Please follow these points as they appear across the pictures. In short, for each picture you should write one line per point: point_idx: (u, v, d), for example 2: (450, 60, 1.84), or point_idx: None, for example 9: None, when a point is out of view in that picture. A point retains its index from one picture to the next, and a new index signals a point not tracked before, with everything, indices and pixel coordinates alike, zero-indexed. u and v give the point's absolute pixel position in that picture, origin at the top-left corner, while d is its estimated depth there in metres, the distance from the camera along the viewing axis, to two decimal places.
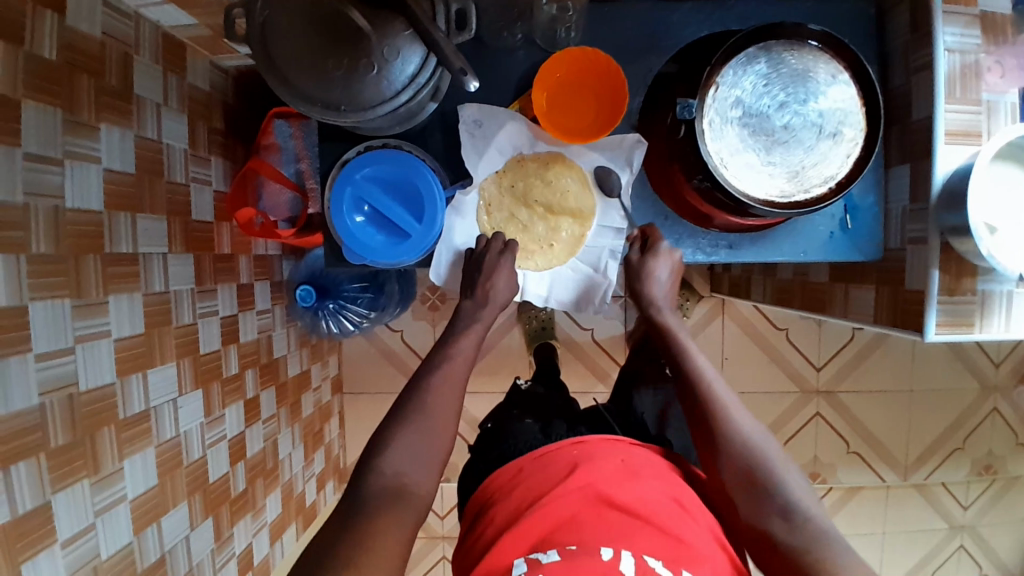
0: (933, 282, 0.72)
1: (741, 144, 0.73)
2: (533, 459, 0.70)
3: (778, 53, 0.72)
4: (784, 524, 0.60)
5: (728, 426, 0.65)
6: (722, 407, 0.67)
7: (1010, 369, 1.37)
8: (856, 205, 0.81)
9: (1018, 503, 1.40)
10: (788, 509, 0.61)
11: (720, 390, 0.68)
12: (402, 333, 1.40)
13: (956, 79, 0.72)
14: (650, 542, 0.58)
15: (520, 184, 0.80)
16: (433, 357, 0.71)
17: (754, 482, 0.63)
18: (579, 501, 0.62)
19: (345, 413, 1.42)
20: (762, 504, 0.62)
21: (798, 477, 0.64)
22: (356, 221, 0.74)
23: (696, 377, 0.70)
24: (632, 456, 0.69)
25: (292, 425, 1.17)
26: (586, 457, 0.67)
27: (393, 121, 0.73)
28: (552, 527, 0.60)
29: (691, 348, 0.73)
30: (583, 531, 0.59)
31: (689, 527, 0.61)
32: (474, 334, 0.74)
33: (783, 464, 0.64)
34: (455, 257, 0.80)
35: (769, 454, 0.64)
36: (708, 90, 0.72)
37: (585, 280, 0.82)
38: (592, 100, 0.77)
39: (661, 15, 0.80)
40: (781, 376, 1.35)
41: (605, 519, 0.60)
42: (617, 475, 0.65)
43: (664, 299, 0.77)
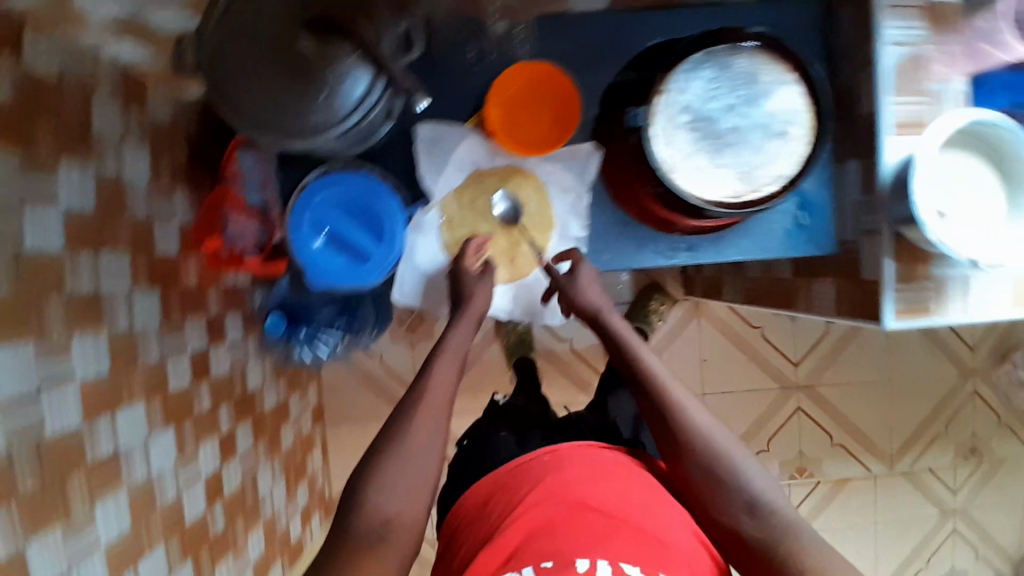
0: (888, 272, 0.73)
1: (692, 148, 0.74)
2: (509, 469, 0.71)
3: (724, 58, 0.74)
4: (750, 518, 0.61)
5: (683, 424, 0.65)
6: (677, 408, 0.66)
7: (988, 351, 1.38)
8: (809, 201, 0.83)
9: (1007, 483, 1.41)
10: (752, 502, 0.62)
11: (675, 393, 0.67)
12: (381, 355, 1.40)
13: (901, 72, 0.75)
14: (625, 547, 0.59)
15: (480, 202, 0.81)
16: (399, 410, 0.66)
17: (714, 480, 0.63)
18: (554, 507, 0.63)
19: (329, 441, 1.41)
20: (726, 503, 0.62)
21: (755, 463, 0.64)
22: (315, 246, 0.73)
23: (656, 381, 0.68)
24: (600, 461, 0.69)
25: (271, 459, 1.15)
26: (556, 464, 0.69)
27: (356, 142, 0.71)
28: (525, 535, 0.61)
29: (647, 355, 0.70)
30: (558, 541, 0.59)
31: (668, 522, 0.63)
32: (456, 341, 0.72)
33: (741, 457, 0.64)
34: (418, 276, 0.81)
35: (728, 447, 0.64)
36: (659, 96, 0.73)
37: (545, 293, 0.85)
38: (546, 112, 0.78)
39: (612, 25, 0.81)
40: (761, 374, 1.35)
41: (580, 519, 0.61)
42: (590, 476, 0.67)
43: (604, 301, 0.76)
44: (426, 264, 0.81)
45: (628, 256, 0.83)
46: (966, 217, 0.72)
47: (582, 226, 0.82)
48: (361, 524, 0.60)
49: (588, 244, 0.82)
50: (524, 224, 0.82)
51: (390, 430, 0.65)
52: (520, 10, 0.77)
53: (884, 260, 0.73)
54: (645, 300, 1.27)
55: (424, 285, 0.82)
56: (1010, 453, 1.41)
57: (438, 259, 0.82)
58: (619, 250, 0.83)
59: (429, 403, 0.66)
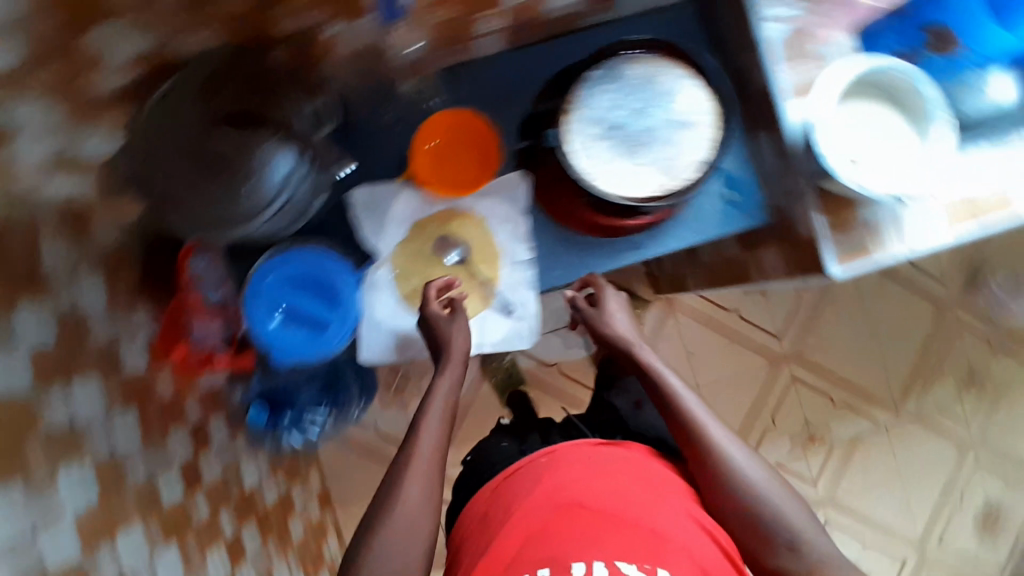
0: (819, 225, 0.77)
1: (610, 154, 0.78)
2: (506, 477, 0.75)
3: (620, 70, 0.79)
4: (792, 555, 0.67)
5: (723, 470, 0.70)
6: (720, 454, 0.71)
7: (962, 278, 1.37)
8: (733, 177, 0.85)
9: (1016, 404, 1.41)
10: (792, 537, 0.67)
11: (712, 434, 0.72)
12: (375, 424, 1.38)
13: (779, 46, 0.79)
14: (620, 545, 0.64)
15: (424, 251, 0.83)
16: (396, 465, 0.68)
17: (759, 527, 0.68)
18: (551, 512, 0.68)
19: (340, 525, 1.36)
20: (768, 543, 0.67)
21: (795, 503, 0.69)
22: (272, 327, 0.75)
23: (695, 427, 0.73)
24: (594, 460, 0.73)
25: (286, 557, 1.10)
26: (553, 465, 0.73)
27: (291, 215, 0.73)
28: (525, 540, 0.66)
29: (686, 392, 0.75)
30: (554, 543, 0.65)
31: (662, 513, 0.68)
32: (448, 379, 0.73)
33: (782, 499, 0.69)
34: (380, 333, 0.81)
35: (769, 493, 0.69)
36: (568, 116, 0.78)
37: (512, 326, 0.83)
38: (468, 153, 0.82)
39: (510, 58, 0.83)
40: (747, 354, 1.37)
41: (578, 520, 0.67)
42: (585, 476, 0.71)
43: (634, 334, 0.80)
44: (386, 320, 0.81)
45: (578, 268, 0.85)
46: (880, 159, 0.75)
47: (530, 248, 0.84)
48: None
49: (537, 266, 0.84)
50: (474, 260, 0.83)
51: (388, 486, 0.67)
52: (421, 62, 0.79)
53: (809, 216, 0.77)
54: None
55: (390, 341, 0.82)
56: (1011, 375, 1.40)
57: (397, 313, 0.82)
58: (568, 265, 0.85)
59: (425, 456, 0.68)
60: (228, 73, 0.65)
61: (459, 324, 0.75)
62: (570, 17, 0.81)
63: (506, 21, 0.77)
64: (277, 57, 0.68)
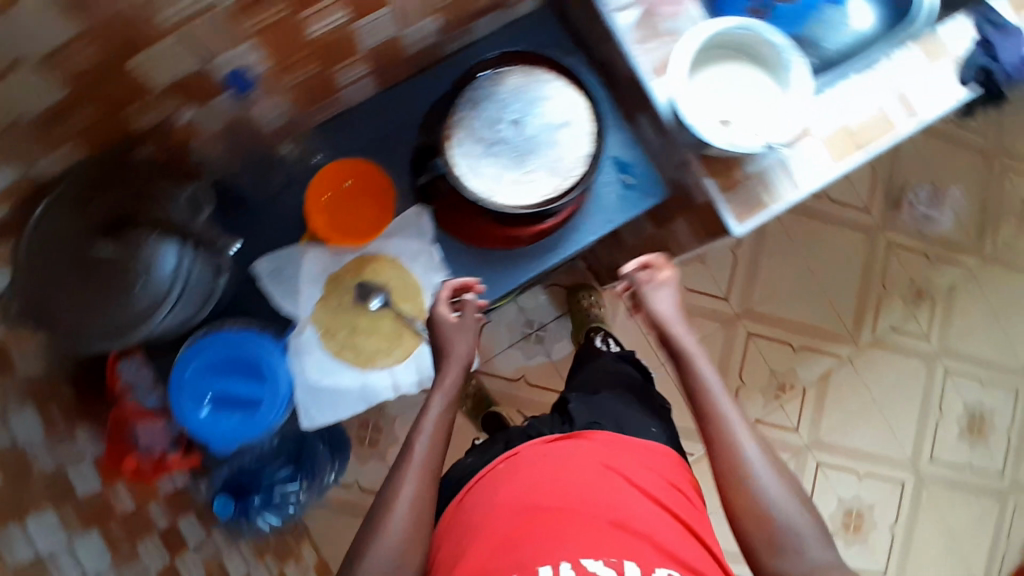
0: (712, 187, 0.79)
1: (500, 169, 0.79)
2: (470, 489, 0.77)
3: (490, 87, 0.81)
4: (797, 558, 0.66)
5: (739, 465, 0.71)
6: (742, 451, 0.72)
7: (882, 200, 1.40)
8: (624, 162, 0.89)
9: (969, 305, 1.43)
10: (790, 535, 0.67)
11: (739, 433, 0.73)
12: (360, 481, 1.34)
13: (635, 27, 0.80)
14: (581, 543, 0.66)
15: (344, 303, 0.83)
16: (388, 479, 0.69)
17: (771, 530, 0.68)
18: (514, 517, 0.69)
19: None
20: (775, 547, 0.67)
21: (806, 513, 0.69)
22: (204, 416, 0.74)
23: (719, 422, 0.74)
24: (550, 460, 0.76)
25: None
26: (512, 470, 0.76)
27: (199, 301, 0.73)
28: (492, 550, 0.67)
29: (717, 386, 0.77)
30: (524, 545, 0.66)
31: (620, 502, 0.71)
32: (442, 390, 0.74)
33: (791, 506, 0.69)
34: (318, 395, 0.80)
35: (779, 498, 0.69)
36: (450, 143, 0.79)
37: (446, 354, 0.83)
38: (362, 201, 0.83)
39: (384, 102, 0.86)
40: (701, 321, 1.38)
41: (541, 523, 0.68)
42: (546, 476, 0.74)
43: (674, 318, 0.81)
44: (320, 381, 0.80)
45: (504, 281, 0.85)
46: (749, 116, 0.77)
47: (447, 275, 0.85)
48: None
49: None
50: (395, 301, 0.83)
51: (381, 502, 0.67)
52: (294, 124, 0.80)
53: (702, 179, 0.79)
54: (575, 300, 1.35)
55: (326, 401, 0.80)
56: (953, 279, 1.42)
57: (330, 371, 0.81)
58: (491, 280, 0.85)
59: (421, 469, 0.68)
60: (96, 182, 0.65)
61: (456, 332, 0.76)
62: (429, 50, 0.84)
63: (369, 68, 0.80)
64: (144, 153, 0.69)
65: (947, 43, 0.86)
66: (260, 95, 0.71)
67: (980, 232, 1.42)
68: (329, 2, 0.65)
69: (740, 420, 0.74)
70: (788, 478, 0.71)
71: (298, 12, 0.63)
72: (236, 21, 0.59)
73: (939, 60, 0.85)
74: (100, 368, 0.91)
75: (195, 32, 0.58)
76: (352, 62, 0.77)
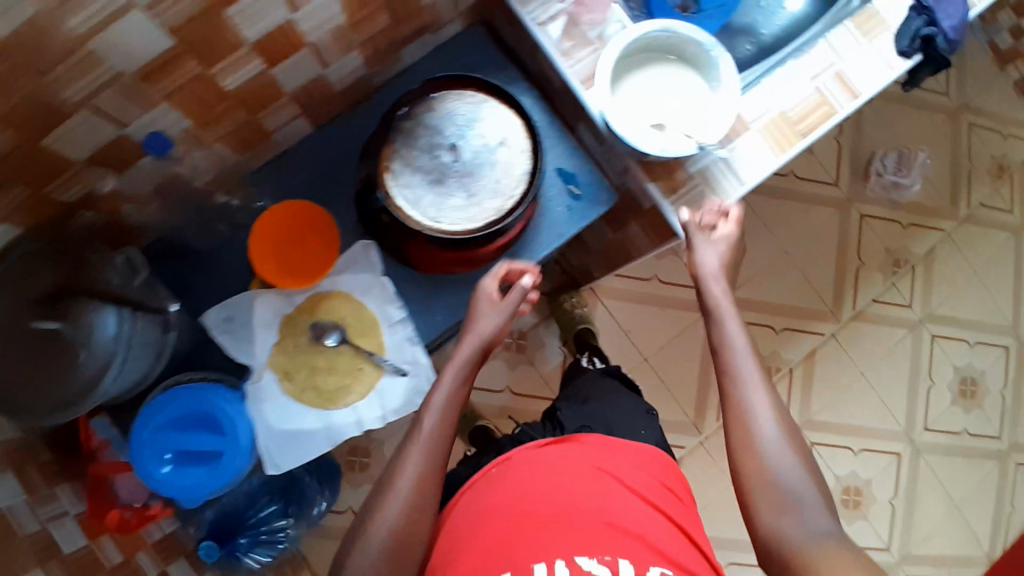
0: (653, 190, 0.79)
1: (441, 196, 0.78)
2: (466, 491, 0.76)
3: (422, 114, 0.80)
4: (798, 524, 0.62)
5: (740, 427, 0.68)
6: (749, 415, 0.68)
7: (850, 173, 1.39)
8: (569, 173, 0.87)
9: (949, 267, 1.41)
10: (795, 502, 0.63)
11: (749, 394, 0.69)
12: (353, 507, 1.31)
13: (562, 38, 0.80)
14: (575, 542, 0.64)
15: (302, 342, 0.82)
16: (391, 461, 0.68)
17: (777, 496, 0.64)
18: (510, 514, 0.68)
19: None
20: (776, 511, 0.63)
21: (812, 482, 0.64)
22: (168, 473, 0.75)
23: (727, 384, 0.70)
24: (539, 464, 0.74)
25: None
26: (502, 476, 0.74)
27: (146, 357, 0.73)
28: (491, 546, 0.65)
29: (741, 347, 0.72)
30: (518, 543, 0.64)
31: (612, 502, 0.69)
32: (453, 367, 0.73)
33: (795, 474, 0.64)
34: (281, 438, 0.79)
35: (783, 465, 0.65)
36: (388, 176, 0.79)
37: (407, 385, 0.82)
38: (307, 234, 0.81)
39: (320, 139, 0.85)
40: (678, 314, 1.39)
41: (531, 523, 0.66)
42: (539, 477, 0.72)
43: (716, 271, 0.75)
44: (281, 424, 0.80)
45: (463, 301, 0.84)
46: (684, 118, 0.76)
47: (400, 306, 0.83)
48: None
49: (414, 320, 0.83)
50: (353, 336, 0.83)
51: (381, 485, 0.66)
52: (232, 170, 0.80)
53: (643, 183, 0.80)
54: (558, 303, 1.34)
55: (292, 445, 0.80)
56: (932, 244, 1.40)
57: (291, 413, 0.81)
58: (451, 300, 0.84)
59: (430, 449, 0.67)
60: (34, 258, 0.65)
61: (483, 310, 0.75)
62: (359, 83, 0.84)
63: (299, 107, 0.80)
64: (86, 218, 0.70)
65: (883, 15, 0.83)
66: (187, 149, 0.72)
67: (951, 195, 1.40)
68: (238, 54, 0.65)
69: (758, 382, 0.68)
70: (801, 446, 0.67)
71: (210, 67, 0.64)
72: (145, 85, 0.61)
73: (876, 36, 0.83)
74: (72, 428, 0.91)
75: (104, 103, 0.59)
76: (279, 106, 0.77)
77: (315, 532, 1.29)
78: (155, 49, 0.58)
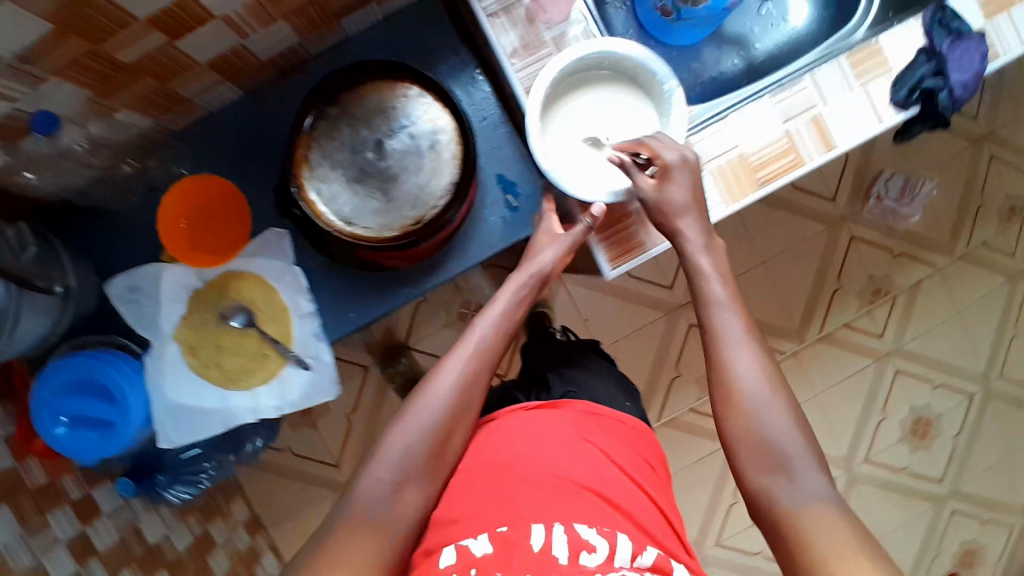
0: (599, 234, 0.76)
1: (359, 196, 0.74)
2: None
3: (348, 103, 0.74)
4: (789, 486, 0.57)
5: (730, 382, 0.62)
6: (741, 378, 0.62)
7: (850, 193, 1.29)
8: (509, 181, 0.81)
9: (931, 305, 1.34)
10: (786, 463, 0.58)
11: (735, 356, 0.62)
12: (288, 446, 1.31)
13: (514, 35, 0.72)
14: (566, 509, 0.61)
15: (210, 318, 0.80)
16: (417, 389, 0.68)
17: (771, 458, 0.58)
18: (496, 475, 0.64)
19: (276, 545, 1.30)
20: (768, 470, 0.58)
21: (811, 445, 0.59)
22: (61, 433, 0.73)
23: (723, 341, 0.64)
24: (526, 426, 0.70)
25: None
26: (492, 435, 0.69)
27: (39, 328, 0.72)
28: (482, 507, 0.62)
29: (720, 300, 0.65)
30: (510, 510, 0.61)
31: (603, 475, 0.66)
32: (502, 301, 0.73)
33: (790, 435, 0.59)
34: (177, 412, 0.79)
35: (779, 427, 0.59)
36: (302, 167, 0.73)
37: (309, 379, 0.81)
38: (219, 216, 0.79)
39: (249, 110, 0.81)
40: (642, 310, 1.33)
41: (513, 485, 0.63)
42: (521, 440, 0.68)
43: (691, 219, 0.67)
44: (179, 398, 0.79)
45: (381, 299, 0.82)
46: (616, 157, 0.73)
47: (312, 298, 0.81)
48: (363, 495, 0.61)
49: (323, 314, 0.81)
50: (263, 321, 0.81)
51: (404, 412, 0.66)
52: (148, 133, 0.76)
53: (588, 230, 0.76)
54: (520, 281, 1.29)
55: (187, 420, 0.80)
56: (920, 277, 1.33)
57: (189, 389, 0.80)
58: (369, 295, 0.82)
59: (468, 382, 0.68)
60: None
61: (543, 241, 0.76)
62: (292, 52, 0.77)
63: (220, 76, 0.74)
64: None
65: (886, 55, 0.73)
66: (88, 119, 0.67)
67: (953, 229, 1.32)
68: (129, 32, 0.59)
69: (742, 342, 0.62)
70: (790, 403, 0.61)
71: (98, 44, 0.58)
72: (28, 64, 0.56)
73: (870, 78, 0.73)
74: None
75: None
76: (193, 75, 0.71)
77: (251, 464, 1.30)
78: (32, 34, 0.53)
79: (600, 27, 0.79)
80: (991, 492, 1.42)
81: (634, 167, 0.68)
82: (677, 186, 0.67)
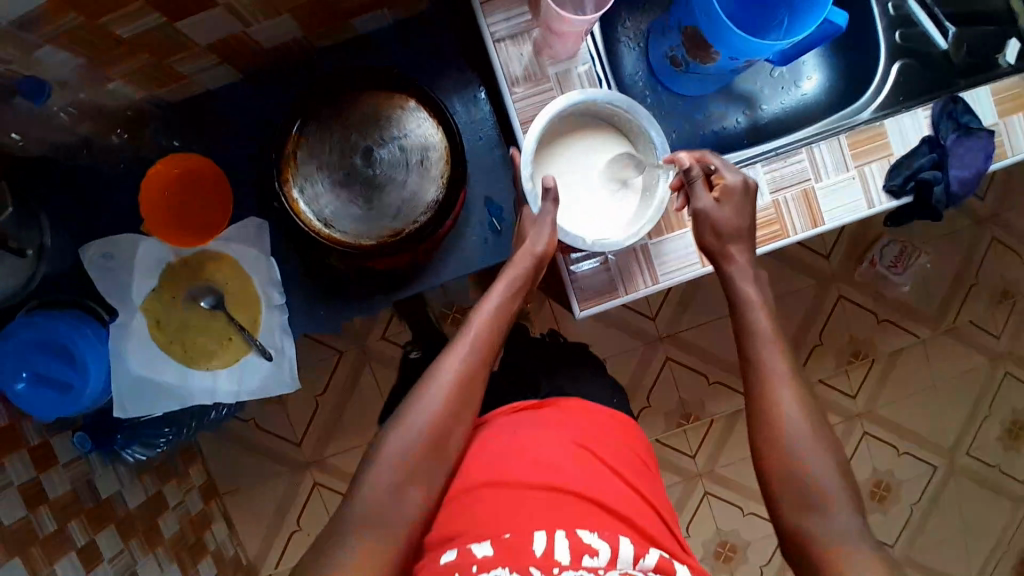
0: (580, 272, 0.76)
1: (341, 200, 0.75)
2: None
3: (344, 106, 0.75)
4: (822, 522, 0.56)
5: (767, 414, 0.61)
6: (778, 413, 0.61)
7: (843, 253, 1.29)
8: (496, 204, 0.81)
9: (908, 374, 1.34)
10: (821, 502, 0.57)
11: (779, 390, 0.61)
12: (254, 419, 1.25)
13: (519, 65, 0.72)
14: (572, 515, 0.56)
15: (182, 294, 0.81)
16: (416, 387, 0.64)
17: (803, 497, 0.57)
18: (500, 476, 0.60)
19: (230, 516, 1.25)
20: (801, 504, 0.57)
21: (846, 481, 0.58)
22: (21, 389, 0.72)
23: (763, 372, 0.63)
24: (521, 430, 0.66)
25: (178, 559, 1.00)
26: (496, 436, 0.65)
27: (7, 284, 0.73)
28: (487, 513, 0.56)
29: (766, 334, 0.64)
30: (509, 517, 0.55)
31: (601, 483, 0.61)
32: (496, 290, 0.68)
33: (825, 471, 0.58)
34: (137, 382, 0.79)
35: (815, 464, 0.58)
36: (291, 163, 0.74)
37: (269, 371, 0.82)
38: (201, 197, 0.78)
39: (247, 94, 0.80)
40: (624, 337, 1.30)
41: (513, 482, 0.59)
42: (521, 445, 0.63)
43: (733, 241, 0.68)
44: (140, 369, 0.79)
45: (353, 300, 0.81)
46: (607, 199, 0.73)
47: (283, 292, 0.82)
48: (364, 500, 0.58)
49: (293, 309, 0.82)
50: (233, 306, 0.81)
51: (403, 410, 0.62)
52: (142, 103, 0.76)
53: (568, 265, 0.76)
54: None
55: (146, 393, 0.80)
56: (901, 346, 1.33)
57: (151, 362, 0.80)
58: (342, 295, 0.82)
59: (470, 371, 0.63)
60: None
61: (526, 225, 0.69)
62: (296, 43, 0.76)
63: (219, 58, 0.73)
64: None
65: (889, 139, 0.73)
66: (83, 86, 0.67)
67: (942, 303, 1.32)
68: (128, 10, 0.58)
69: (784, 378, 0.61)
70: (832, 441, 0.60)
71: (94, 19, 0.57)
72: (25, 30, 0.55)
73: (864, 161, 0.72)
74: None
75: None
76: (192, 55, 0.70)
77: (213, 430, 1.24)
78: (27, 6, 0.52)
79: (604, 69, 0.78)
80: (941, 567, 1.40)
81: (700, 178, 0.68)
82: (735, 208, 0.67)
